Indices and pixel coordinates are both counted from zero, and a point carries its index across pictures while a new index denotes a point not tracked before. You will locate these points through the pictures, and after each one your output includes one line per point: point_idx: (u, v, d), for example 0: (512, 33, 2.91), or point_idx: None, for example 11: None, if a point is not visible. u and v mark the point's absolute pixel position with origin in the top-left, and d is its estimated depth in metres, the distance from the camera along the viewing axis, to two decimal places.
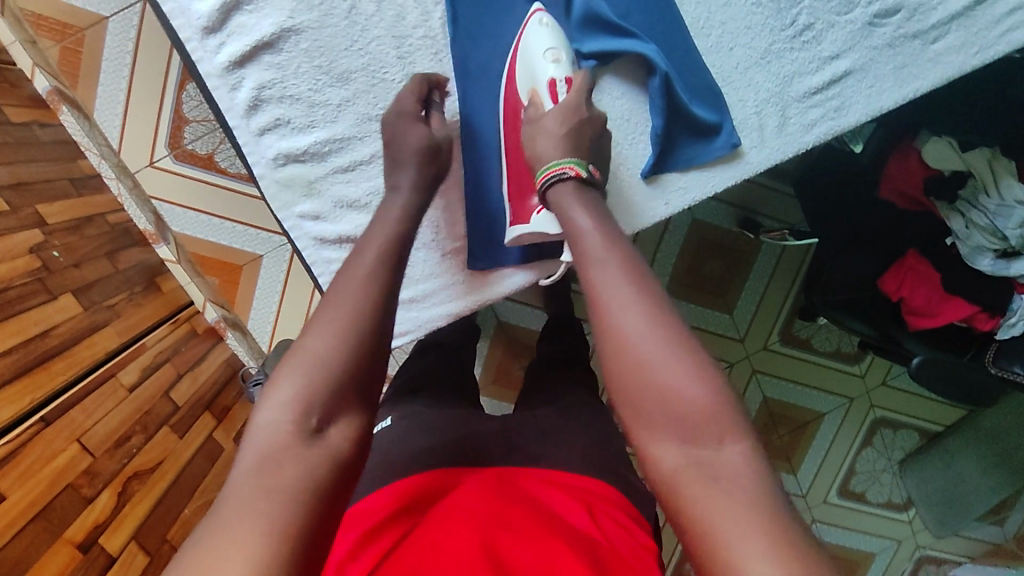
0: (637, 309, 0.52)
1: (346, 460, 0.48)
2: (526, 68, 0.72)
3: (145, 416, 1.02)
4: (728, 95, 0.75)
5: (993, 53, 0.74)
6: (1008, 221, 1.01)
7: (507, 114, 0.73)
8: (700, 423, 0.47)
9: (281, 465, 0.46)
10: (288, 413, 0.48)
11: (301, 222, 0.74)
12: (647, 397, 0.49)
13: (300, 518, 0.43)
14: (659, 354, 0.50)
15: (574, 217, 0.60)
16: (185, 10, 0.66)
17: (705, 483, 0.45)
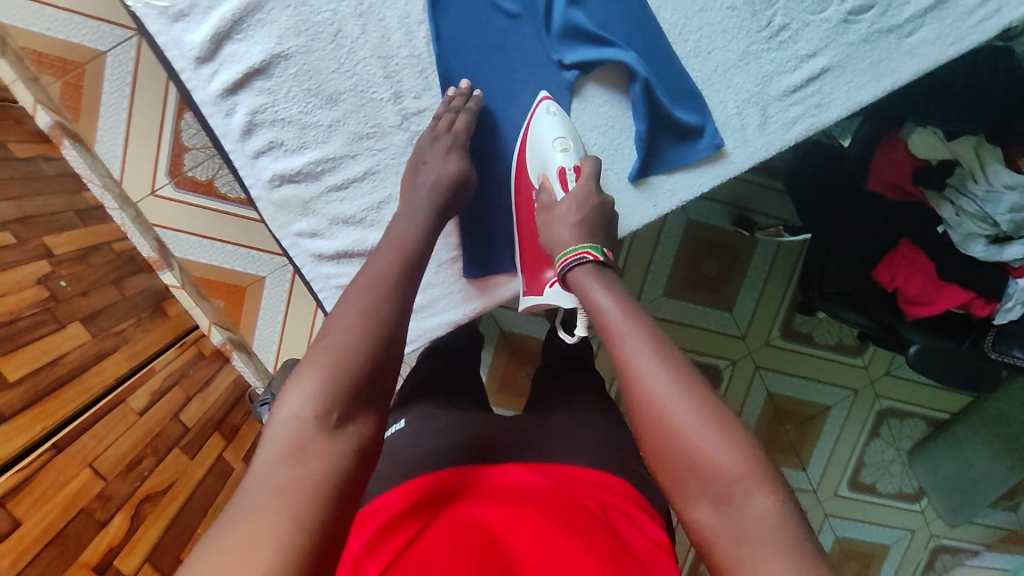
0: (663, 379, 0.55)
1: (363, 454, 0.53)
2: (536, 153, 0.75)
3: (156, 439, 1.04)
4: (709, 97, 0.76)
5: (968, 43, 0.76)
6: (997, 208, 1.00)
7: (518, 190, 0.79)
8: (731, 485, 0.49)
9: (306, 455, 0.50)
10: (310, 407, 0.53)
11: (298, 240, 0.75)
12: (680, 463, 0.52)
13: (324, 508, 0.47)
14: (686, 419, 0.53)
15: (595, 298, 0.64)
16: (178, 41, 0.69)
17: (741, 544, 0.47)
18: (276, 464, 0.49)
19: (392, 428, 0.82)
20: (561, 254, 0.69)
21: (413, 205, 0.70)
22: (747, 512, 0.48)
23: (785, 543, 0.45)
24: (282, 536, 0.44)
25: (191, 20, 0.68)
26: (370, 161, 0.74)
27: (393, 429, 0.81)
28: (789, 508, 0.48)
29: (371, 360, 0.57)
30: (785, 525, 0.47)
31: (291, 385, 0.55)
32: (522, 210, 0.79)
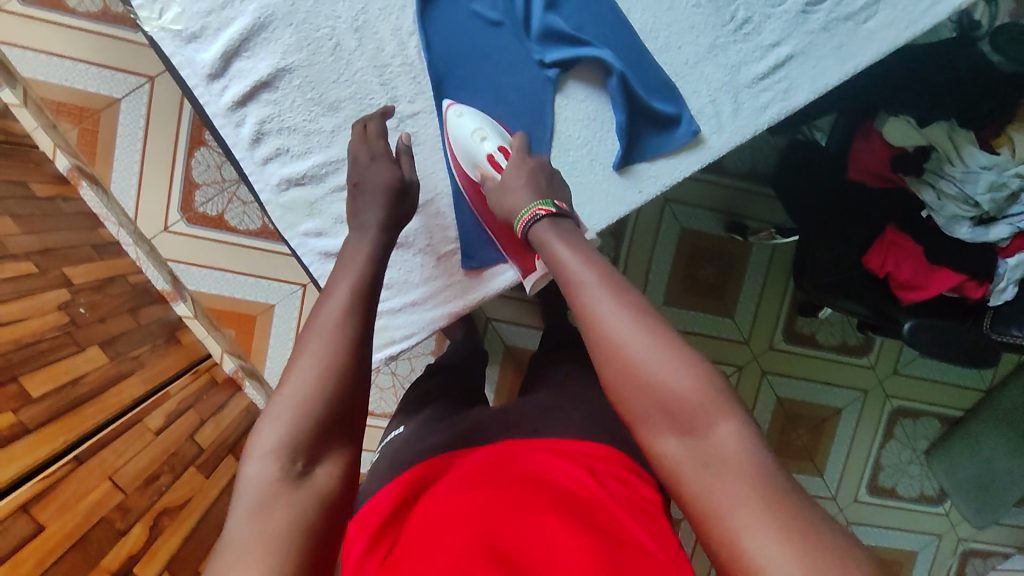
0: (623, 318, 0.59)
1: (334, 495, 0.55)
2: (463, 150, 0.77)
3: (172, 457, 1.06)
4: (683, 89, 0.81)
5: (923, 24, 0.81)
6: (976, 187, 1.06)
7: (466, 189, 0.80)
8: (694, 416, 0.54)
9: (273, 510, 0.51)
10: (272, 462, 0.54)
11: (305, 239, 0.79)
12: (644, 394, 0.56)
13: (303, 549, 0.50)
14: (648, 353, 0.57)
15: (554, 249, 0.66)
16: (192, 60, 0.74)
17: (704, 474, 0.52)
18: (245, 521, 0.51)
19: (393, 433, 0.87)
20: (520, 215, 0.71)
21: (364, 232, 0.71)
22: (712, 443, 0.53)
23: (749, 469, 0.51)
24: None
25: (203, 40, 0.74)
26: None
27: (394, 436, 0.85)
28: (750, 434, 0.54)
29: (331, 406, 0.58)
30: (745, 452, 0.52)
31: (253, 439, 0.56)
32: (482, 210, 0.80)
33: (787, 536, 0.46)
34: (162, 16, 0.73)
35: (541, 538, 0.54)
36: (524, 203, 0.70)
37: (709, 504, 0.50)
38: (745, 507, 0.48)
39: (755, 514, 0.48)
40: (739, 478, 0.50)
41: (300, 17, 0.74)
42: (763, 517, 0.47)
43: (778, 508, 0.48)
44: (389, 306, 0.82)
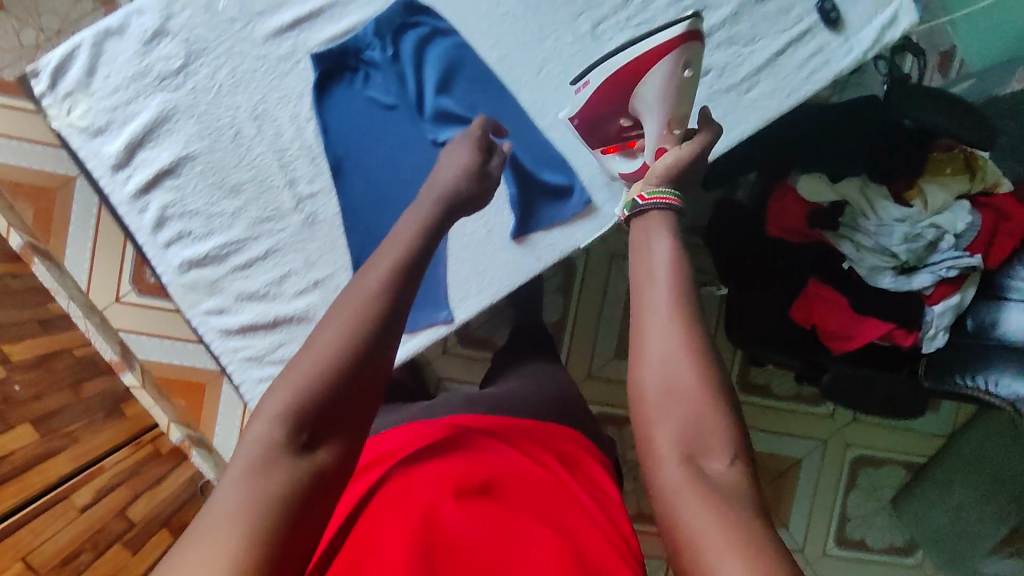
0: (677, 344, 0.60)
1: (329, 477, 0.54)
2: (666, 83, 0.72)
3: (97, 534, 1.05)
4: (574, 161, 0.85)
5: (802, 92, 0.86)
6: (891, 238, 1.09)
7: (625, 71, 0.74)
8: (714, 451, 0.56)
9: (271, 470, 0.51)
10: (276, 427, 0.53)
11: (206, 317, 0.82)
12: (673, 409, 0.57)
13: (287, 520, 0.49)
14: (690, 388, 0.58)
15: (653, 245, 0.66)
16: (97, 152, 0.78)
17: (708, 501, 0.52)
18: (238, 478, 0.51)
19: None
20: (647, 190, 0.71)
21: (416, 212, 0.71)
22: (717, 476, 0.54)
23: (742, 511, 0.52)
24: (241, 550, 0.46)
25: (108, 134, 0.78)
26: (272, 241, 0.81)
27: None
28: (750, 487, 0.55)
29: (343, 379, 0.57)
30: (732, 489, 0.54)
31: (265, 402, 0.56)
32: (616, 89, 0.76)
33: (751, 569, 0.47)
34: (70, 114, 0.77)
35: (523, 533, 0.62)
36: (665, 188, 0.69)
37: (688, 529, 0.52)
38: (722, 538, 0.50)
39: (724, 546, 0.49)
40: (721, 516, 0.51)
41: (202, 109, 0.78)
42: (733, 545, 0.49)
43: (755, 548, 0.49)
44: None
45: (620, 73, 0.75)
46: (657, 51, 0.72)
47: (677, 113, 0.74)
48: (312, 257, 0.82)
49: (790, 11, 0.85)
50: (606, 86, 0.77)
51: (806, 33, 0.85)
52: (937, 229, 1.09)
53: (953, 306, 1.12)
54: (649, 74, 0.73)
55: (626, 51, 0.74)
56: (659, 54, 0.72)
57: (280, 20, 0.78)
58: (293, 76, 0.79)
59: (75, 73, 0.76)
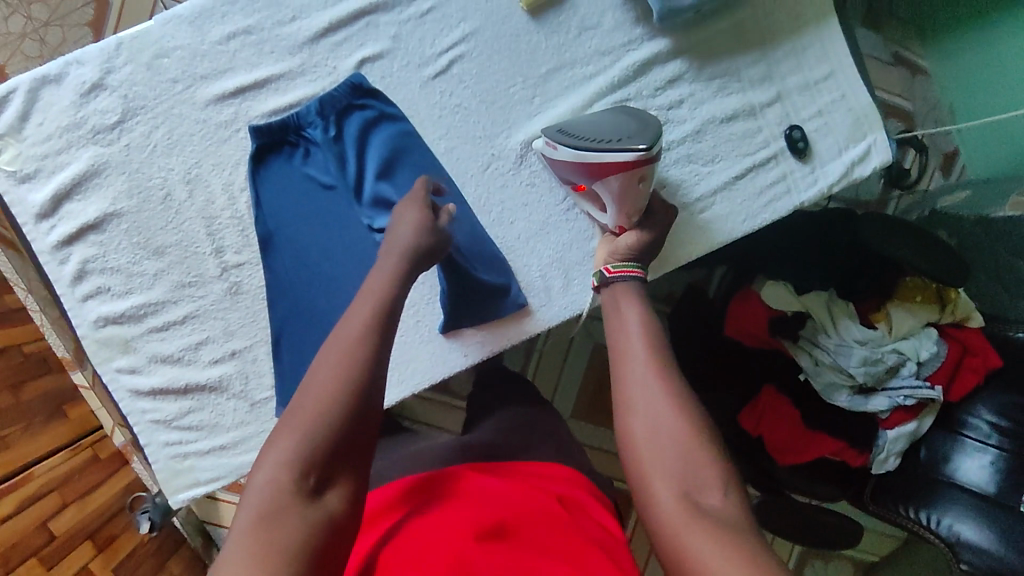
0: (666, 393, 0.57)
1: (341, 521, 0.51)
2: (628, 188, 0.67)
3: (11, 550, 1.03)
4: (514, 261, 0.82)
5: (760, 219, 0.83)
6: (849, 360, 1.04)
7: (586, 165, 0.69)
8: (704, 484, 0.52)
9: (279, 524, 0.48)
10: (286, 471, 0.51)
11: (118, 374, 0.79)
12: (661, 447, 0.54)
13: (296, 567, 0.46)
14: (676, 430, 0.54)
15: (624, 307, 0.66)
16: (23, 200, 0.76)
17: (711, 534, 0.47)
18: (243, 539, 0.47)
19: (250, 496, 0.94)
20: (613, 264, 0.72)
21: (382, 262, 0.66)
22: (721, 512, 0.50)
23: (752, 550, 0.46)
24: None
25: (36, 181, 0.76)
26: (191, 306, 0.78)
27: None
28: (748, 515, 0.51)
29: (344, 414, 0.54)
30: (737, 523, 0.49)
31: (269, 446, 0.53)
32: (579, 174, 0.70)
33: None
34: None
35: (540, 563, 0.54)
36: (626, 260, 0.71)
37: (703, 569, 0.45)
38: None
39: None
40: (727, 547, 0.46)
41: (134, 168, 0.77)
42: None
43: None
44: (195, 448, 0.79)
45: (583, 165, 0.69)
46: (616, 163, 0.65)
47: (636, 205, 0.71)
48: (231, 327, 0.79)
49: (758, 133, 0.83)
50: (572, 167, 0.71)
51: (771, 159, 0.83)
52: (899, 355, 1.05)
53: (908, 434, 1.08)
54: (609, 176, 0.67)
55: (587, 147, 0.68)
56: (618, 169, 0.65)
57: (223, 87, 0.77)
58: (232, 143, 0.77)
59: (9, 116, 0.75)
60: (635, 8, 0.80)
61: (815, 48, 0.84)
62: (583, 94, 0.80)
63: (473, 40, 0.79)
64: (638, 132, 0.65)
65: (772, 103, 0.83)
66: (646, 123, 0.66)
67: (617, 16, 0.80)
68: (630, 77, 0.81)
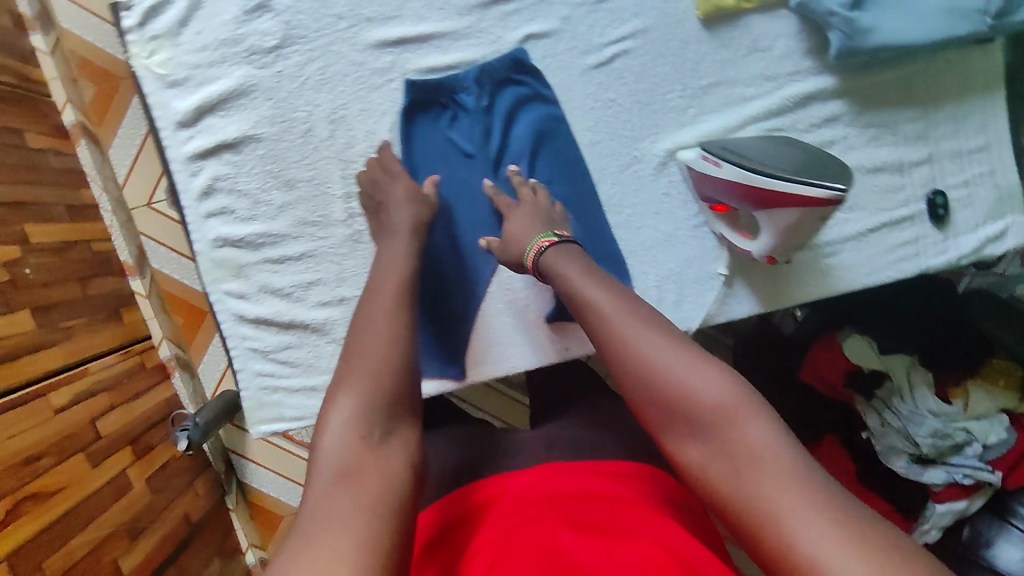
0: (672, 352, 0.55)
1: (411, 465, 0.52)
2: (797, 226, 0.64)
3: (64, 440, 1.08)
4: (633, 265, 0.81)
5: (884, 276, 0.81)
6: (919, 428, 1.03)
7: (757, 191, 0.65)
8: (721, 418, 0.51)
9: (361, 473, 0.49)
10: (352, 430, 0.52)
11: (225, 297, 0.79)
12: (665, 407, 0.53)
13: (388, 506, 0.47)
14: (672, 373, 0.53)
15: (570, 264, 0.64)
16: (166, 104, 0.75)
17: (752, 476, 0.48)
18: (328, 487, 0.48)
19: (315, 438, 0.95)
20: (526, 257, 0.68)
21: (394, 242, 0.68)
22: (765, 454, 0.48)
23: (810, 483, 0.46)
24: (352, 545, 0.43)
25: (182, 89, 0.75)
26: (310, 245, 0.79)
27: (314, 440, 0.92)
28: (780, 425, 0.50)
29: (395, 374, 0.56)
30: (782, 453, 0.48)
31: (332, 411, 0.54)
32: (744, 198, 0.67)
33: (838, 527, 0.42)
34: (151, 56, 0.74)
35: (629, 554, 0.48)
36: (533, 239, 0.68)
37: (764, 517, 0.45)
38: (799, 512, 0.44)
39: (798, 503, 0.45)
40: (771, 481, 0.47)
41: (282, 95, 0.75)
42: (807, 510, 0.44)
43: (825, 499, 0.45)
44: (287, 384, 0.81)
45: (754, 189, 0.65)
46: (795, 199, 0.61)
47: (794, 243, 0.67)
48: (345, 273, 0.79)
49: (900, 190, 0.81)
50: (737, 186, 0.67)
51: (907, 219, 0.81)
52: (968, 434, 1.02)
53: (957, 511, 1.04)
54: (781, 209, 0.63)
55: (761, 172, 0.64)
56: (798, 203, 0.61)
57: (386, 34, 0.75)
58: (383, 92, 0.76)
59: (169, 19, 0.74)
60: (809, 40, 0.78)
61: (976, 117, 0.81)
62: (739, 115, 0.78)
63: (641, 38, 0.77)
64: (828, 171, 0.61)
65: (921, 163, 0.81)
66: (832, 165, 0.62)
67: (790, 44, 0.78)
68: (789, 107, 0.78)
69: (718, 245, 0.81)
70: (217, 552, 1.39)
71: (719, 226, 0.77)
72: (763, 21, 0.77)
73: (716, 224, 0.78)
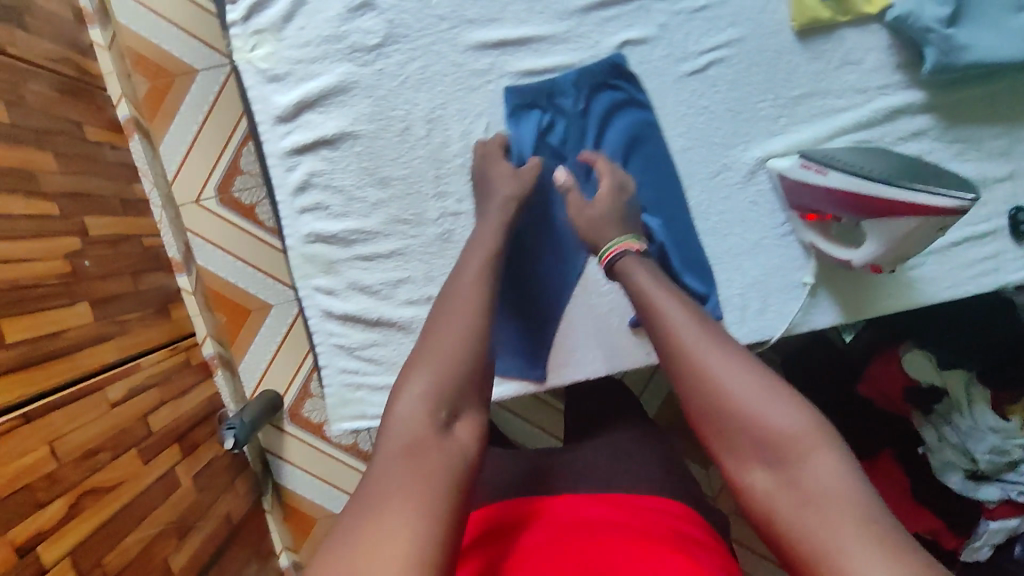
0: (743, 374, 0.57)
1: (472, 453, 0.55)
2: (913, 237, 0.65)
3: (120, 434, 1.06)
4: (717, 272, 0.81)
5: (963, 291, 0.81)
6: (978, 445, 1.03)
7: (873, 200, 0.65)
8: (791, 446, 0.53)
9: (422, 451, 0.53)
10: (422, 405, 0.56)
11: (314, 293, 0.80)
12: (731, 426, 0.55)
13: (447, 489, 0.50)
14: (740, 392, 0.56)
15: (644, 275, 0.66)
16: (267, 99, 0.76)
17: (814, 509, 0.49)
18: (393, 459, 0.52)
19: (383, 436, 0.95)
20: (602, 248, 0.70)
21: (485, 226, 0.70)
22: (819, 481, 0.51)
23: (862, 513, 0.48)
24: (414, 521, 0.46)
25: (284, 84, 0.76)
26: (400, 243, 0.79)
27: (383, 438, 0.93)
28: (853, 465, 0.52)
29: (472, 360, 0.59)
30: (849, 489, 0.50)
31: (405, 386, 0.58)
32: (855, 207, 0.67)
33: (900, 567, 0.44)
34: (254, 51, 0.75)
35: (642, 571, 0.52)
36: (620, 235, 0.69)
37: (805, 541, 0.49)
38: (861, 548, 0.46)
39: (861, 539, 0.46)
40: (831, 514, 0.49)
41: (382, 93, 0.76)
42: (869, 546, 0.46)
43: (889, 539, 0.46)
44: (371, 381, 0.81)
45: (870, 199, 0.65)
46: (917, 210, 0.63)
47: (901, 254, 0.69)
48: (434, 272, 0.79)
49: (983, 206, 0.81)
50: (846, 194, 0.68)
51: (990, 234, 0.81)
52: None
53: (1009, 529, 1.04)
54: (899, 219, 0.64)
55: (880, 181, 0.65)
56: (916, 212, 0.63)
57: (487, 36, 0.76)
58: (480, 93, 0.77)
59: (274, 13, 0.74)
60: (901, 54, 0.78)
61: None
62: (830, 126, 0.79)
63: (736, 47, 0.78)
64: (952, 182, 0.62)
65: (1004, 180, 0.80)
66: (950, 176, 0.64)
67: (881, 58, 0.78)
68: (878, 120, 0.79)
69: (802, 255, 0.81)
70: (254, 554, 1.37)
71: (806, 234, 0.78)
72: (855, 35, 0.78)
73: (802, 232, 0.79)
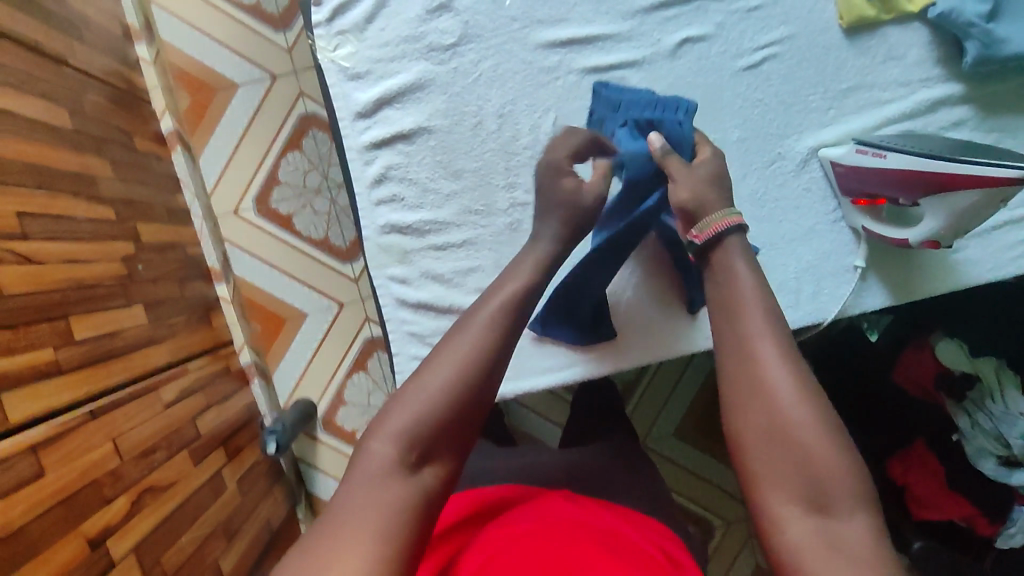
0: (804, 405, 0.56)
1: (434, 495, 0.55)
2: (970, 210, 0.71)
3: (172, 434, 1.07)
4: (772, 258, 0.86)
5: (1005, 272, 0.85)
6: (1011, 429, 1.04)
7: (933, 175, 0.71)
8: (833, 493, 0.52)
9: (382, 486, 0.52)
10: (393, 445, 0.55)
11: (389, 282, 0.86)
12: (775, 451, 0.55)
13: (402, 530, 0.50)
14: (802, 422, 0.55)
15: (738, 270, 0.66)
16: (348, 95, 0.85)
17: (834, 561, 0.49)
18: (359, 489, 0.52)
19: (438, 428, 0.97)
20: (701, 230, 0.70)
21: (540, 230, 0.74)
22: (842, 532, 0.51)
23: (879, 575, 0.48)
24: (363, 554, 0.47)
25: (364, 82, 0.85)
26: (472, 232, 0.85)
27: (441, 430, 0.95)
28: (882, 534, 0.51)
29: (457, 398, 0.59)
30: (877, 557, 0.49)
31: (388, 411, 0.58)
32: (914, 182, 0.73)
33: None
34: (337, 51, 0.84)
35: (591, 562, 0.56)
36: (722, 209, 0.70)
37: None
38: None
39: None
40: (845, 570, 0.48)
41: (456, 90, 0.84)
42: None
43: None
44: None
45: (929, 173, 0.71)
46: (975, 182, 0.68)
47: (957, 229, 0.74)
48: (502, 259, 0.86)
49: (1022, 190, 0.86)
50: (906, 172, 0.74)
51: None
52: None
53: None
54: (958, 192, 0.70)
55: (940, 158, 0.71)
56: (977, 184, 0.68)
57: (556, 35, 0.85)
58: (549, 88, 0.85)
59: (357, 16, 0.84)
60: (940, 49, 0.84)
61: None
62: (876, 116, 0.85)
63: (787, 44, 0.85)
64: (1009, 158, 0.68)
65: None
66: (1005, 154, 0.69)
67: (922, 52, 0.85)
68: (920, 111, 0.85)
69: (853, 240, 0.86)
70: None
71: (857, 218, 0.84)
72: (897, 32, 0.85)
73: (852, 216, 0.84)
